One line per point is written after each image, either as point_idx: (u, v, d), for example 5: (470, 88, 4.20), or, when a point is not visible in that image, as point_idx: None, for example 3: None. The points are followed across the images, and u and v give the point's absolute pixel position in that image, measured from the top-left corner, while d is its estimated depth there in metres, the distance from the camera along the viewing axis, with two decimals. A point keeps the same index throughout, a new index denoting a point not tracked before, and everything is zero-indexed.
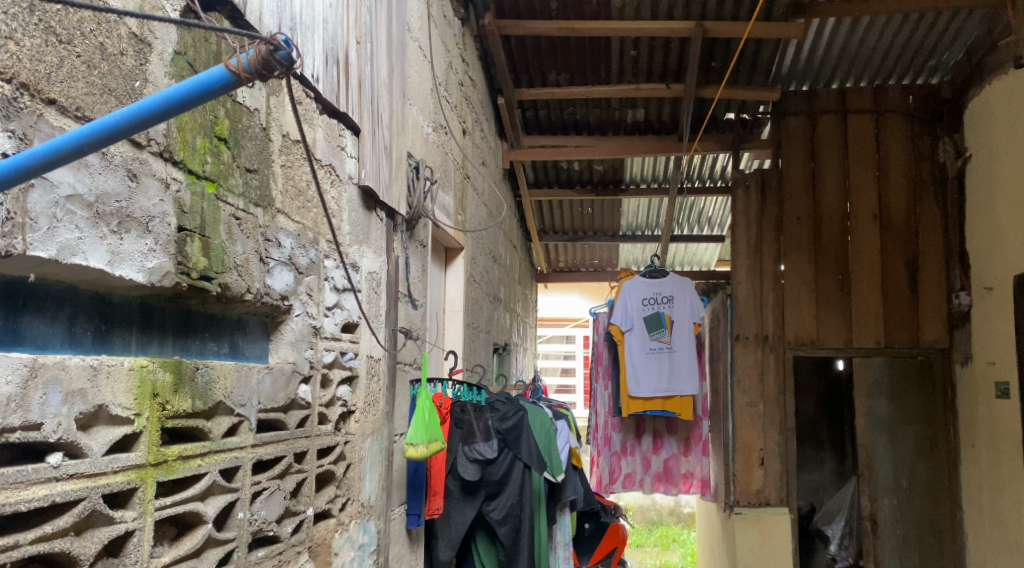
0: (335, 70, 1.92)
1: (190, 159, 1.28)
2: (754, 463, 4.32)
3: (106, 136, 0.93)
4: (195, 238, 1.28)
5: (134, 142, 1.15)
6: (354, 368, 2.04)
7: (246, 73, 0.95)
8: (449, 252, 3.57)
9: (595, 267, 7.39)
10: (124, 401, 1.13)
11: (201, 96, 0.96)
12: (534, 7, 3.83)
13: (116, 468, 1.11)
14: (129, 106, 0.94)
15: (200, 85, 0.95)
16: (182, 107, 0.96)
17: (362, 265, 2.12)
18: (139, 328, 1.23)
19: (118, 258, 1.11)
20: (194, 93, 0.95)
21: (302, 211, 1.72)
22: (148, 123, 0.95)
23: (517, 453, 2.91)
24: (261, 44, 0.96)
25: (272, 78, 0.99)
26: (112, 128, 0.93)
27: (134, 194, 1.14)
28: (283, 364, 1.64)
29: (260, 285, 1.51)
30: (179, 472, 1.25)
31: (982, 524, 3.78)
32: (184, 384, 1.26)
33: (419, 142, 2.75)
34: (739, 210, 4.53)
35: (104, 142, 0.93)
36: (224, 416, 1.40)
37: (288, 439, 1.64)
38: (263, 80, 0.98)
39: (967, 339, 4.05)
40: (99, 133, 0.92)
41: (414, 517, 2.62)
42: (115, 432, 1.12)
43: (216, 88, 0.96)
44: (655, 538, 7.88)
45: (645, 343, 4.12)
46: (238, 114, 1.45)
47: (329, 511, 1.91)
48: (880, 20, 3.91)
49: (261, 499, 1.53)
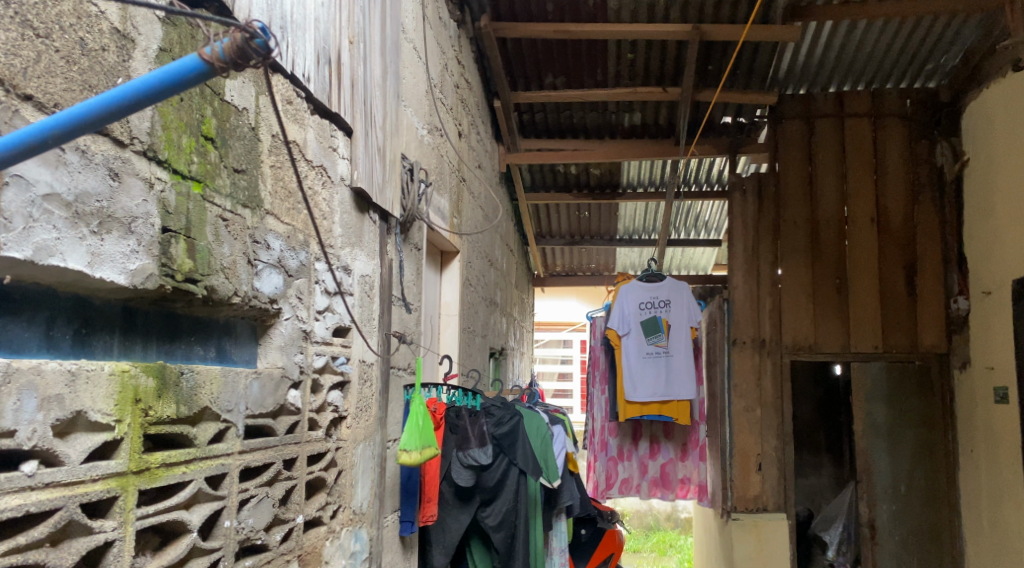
0: (327, 70, 1.89)
1: (176, 159, 1.25)
2: (752, 468, 4.29)
3: (71, 128, 0.91)
4: (180, 239, 1.25)
5: (116, 141, 1.11)
6: (346, 373, 2.02)
7: (220, 62, 0.92)
8: (444, 255, 3.55)
9: (592, 271, 7.36)
10: (105, 407, 1.10)
11: (172, 87, 0.93)
12: (530, 9, 3.81)
13: (96, 476, 1.08)
14: (98, 97, 0.91)
15: (171, 75, 0.92)
16: (152, 98, 0.93)
17: (354, 268, 2.09)
18: (122, 331, 1.20)
19: (98, 259, 1.08)
20: (164, 84, 0.92)
21: (292, 213, 1.70)
22: (118, 115, 0.92)
23: (512, 458, 2.87)
24: (237, 31, 0.93)
25: (248, 68, 0.95)
26: (79, 119, 0.91)
27: (115, 194, 1.11)
28: (272, 368, 1.61)
29: (248, 288, 1.48)
30: (163, 479, 1.22)
31: (981, 529, 3.75)
32: (168, 389, 1.23)
33: (413, 144, 2.72)
34: (736, 214, 4.50)
35: (70, 134, 0.91)
36: (210, 422, 1.37)
37: (277, 446, 1.61)
38: (239, 69, 0.95)
39: (965, 344, 4.03)
40: (63, 125, 0.90)
41: (407, 524, 2.58)
42: (94, 440, 1.08)
43: (187, 79, 0.93)
44: (652, 544, 7.85)
45: (642, 347, 4.09)
46: (227, 112, 1.42)
47: (319, 519, 1.88)
48: (878, 23, 3.90)
49: (248, 506, 1.50)
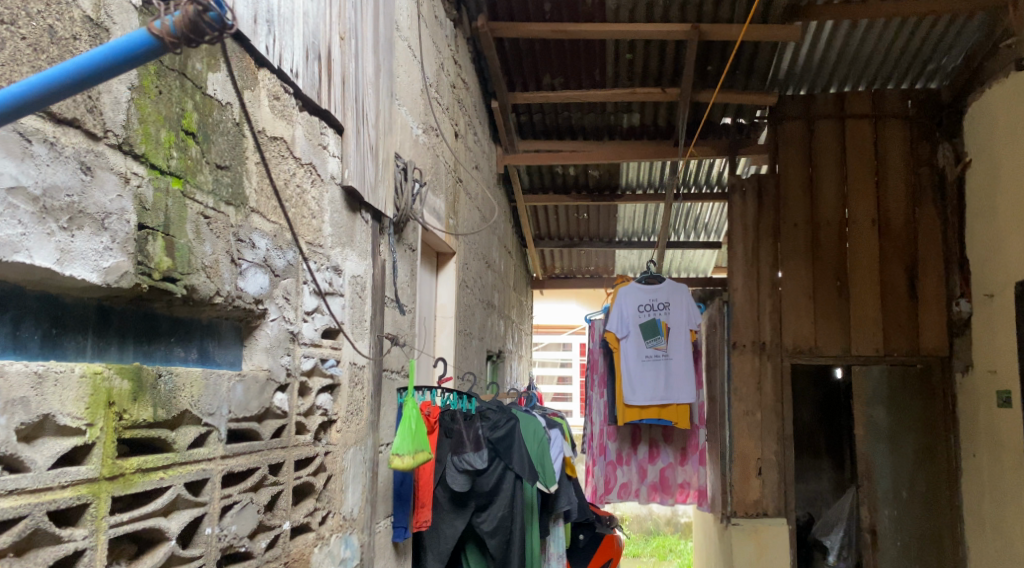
0: (316, 65, 1.84)
1: (154, 153, 1.20)
2: (752, 473, 4.24)
3: (11, 108, 0.89)
4: (158, 237, 1.20)
5: (89, 134, 1.07)
6: (335, 376, 1.97)
7: (171, 36, 0.91)
8: (440, 257, 3.51)
9: (591, 273, 7.31)
10: (75, 410, 1.05)
11: (118, 65, 0.92)
12: (528, 9, 3.77)
13: (64, 483, 1.04)
14: (39, 76, 0.89)
15: (119, 52, 0.91)
16: (97, 76, 0.92)
17: (345, 268, 2.05)
18: (96, 332, 1.16)
19: (68, 256, 1.03)
20: (110, 62, 0.91)
21: (279, 212, 1.66)
22: (61, 93, 0.91)
23: (508, 462, 2.81)
24: (188, 5, 0.92)
25: (201, 43, 0.95)
26: (19, 99, 0.89)
27: (87, 188, 1.06)
28: (257, 371, 1.57)
29: (231, 288, 1.44)
30: (139, 486, 1.17)
31: (984, 535, 3.70)
32: (145, 392, 1.19)
33: (407, 144, 2.68)
34: (736, 216, 4.46)
35: (10, 114, 0.90)
36: (191, 426, 1.32)
37: (262, 450, 1.57)
38: (192, 45, 0.94)
39: (967, 347, 3.99)
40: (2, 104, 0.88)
41: (400, 530, 2.55)
42: (63, 445, 1.04)
43: (138, 54, 0.92)
44: (652, 549, 7.80)
45: (641, 350, 4.04)
46: (209, 107, 1.38)
47: (308, 525, 1.84)
48: (878, 22, 3.86)
49: (231, 513, 1.45)
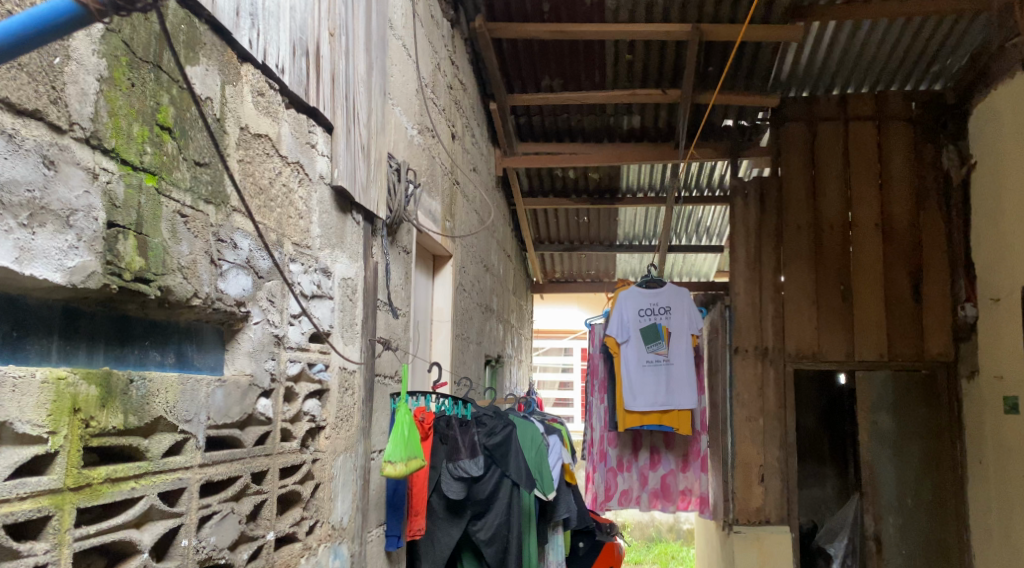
0: (304, 62, 1.79)
1: (125, 148, 1.15)
2: (754, 480, 4.18)
3: None
4: (130, 235, 1.15)
5: (53, 127, 1.02)
6: (324, 381, 1.92)
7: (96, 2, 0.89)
8: (437, 260, 3.46)
9: (592, 277, 7.25)
10: (35, 418, 1.00)
11: (40, 33, 0.89)
12: (526, 10, 3.73)
13: (23, 495, 0.99)
14: None
15: (39, 18, 0.88)
16: (16, 45, 0.89)
17: (334, 270, 2.00)
18: (61, 335, 1.11)
19: (28, 255, 0.99)
20: (31, 30, 0.89)
21: (263, 211, 1.60)
22: None
23: (505, 469, 2.76)
24: None
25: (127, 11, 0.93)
26: None
27: (50, 183, 1.02)
28: (239, 376, 1.52)
29: (210, 289, 1.39)
30: (107, 496, 1.12)
31: (991, 544, 3.63)
32: (114, 398, 1.13)
33: (402, 145, 2.63)
34: (738, 220, 4.38)
35: None
36: (166, 433, 1.27)
37: (244, 458, 1.51)
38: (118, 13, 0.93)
39: (973, 352, 3.92)
40: None
41: (393, 538, 2.50)
42: (22, 454, 0.99)
43: (61, 21, 0.89)
44: (653, 556, 7.73)
45: (641, 355, 3.98)
46: (187, 102, 1.33)
47: (294, 535, 1.78)
48: (882, 23, 3.80)
49: (210, 524, 1.40)
